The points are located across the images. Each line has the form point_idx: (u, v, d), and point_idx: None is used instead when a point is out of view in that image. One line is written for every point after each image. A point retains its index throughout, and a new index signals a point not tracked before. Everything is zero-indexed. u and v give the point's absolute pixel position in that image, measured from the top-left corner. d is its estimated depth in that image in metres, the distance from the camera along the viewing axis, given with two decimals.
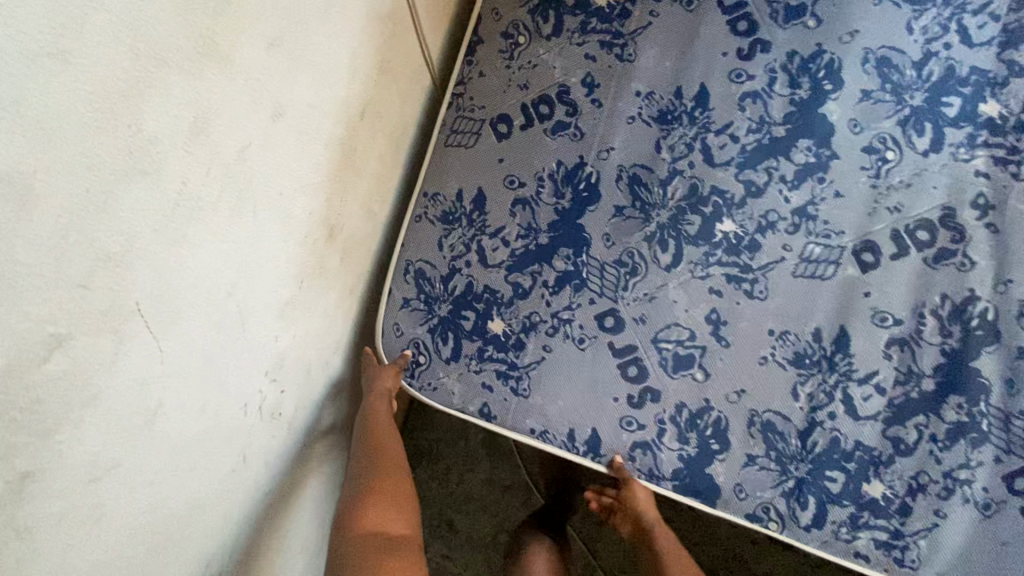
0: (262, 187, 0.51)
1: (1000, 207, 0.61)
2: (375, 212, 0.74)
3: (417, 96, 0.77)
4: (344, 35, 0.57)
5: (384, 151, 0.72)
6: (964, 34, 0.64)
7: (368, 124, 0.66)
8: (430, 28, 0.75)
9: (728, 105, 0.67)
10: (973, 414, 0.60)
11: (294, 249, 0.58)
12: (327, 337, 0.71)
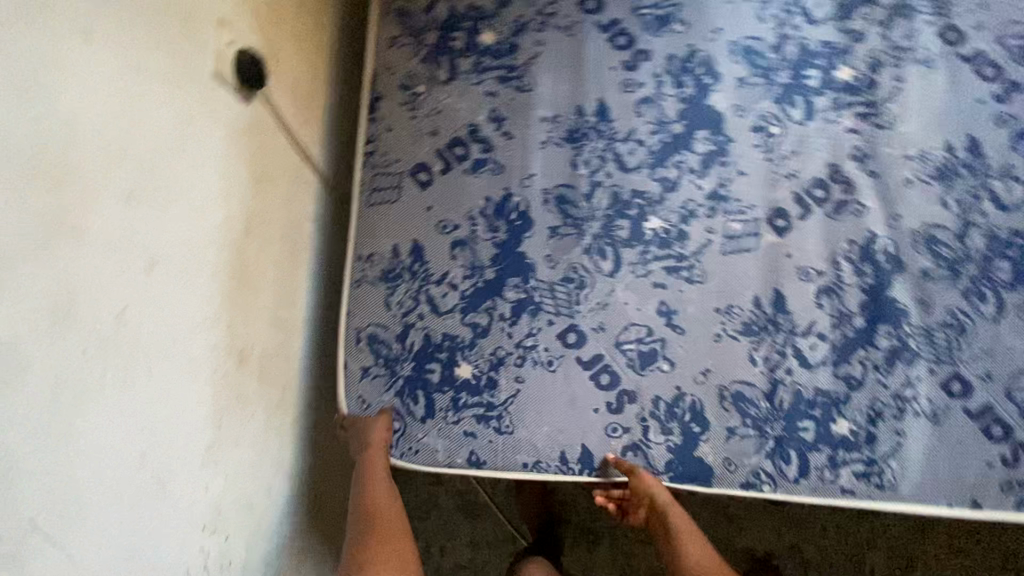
0: (153, 344, 0.49)
1: (874, 154, 0.70)
2: (291, 318, 0.71)
3: (311, 184, 0.75)
4: (212, 162, 0.55)
5: (286, 252, 0.70)
6: (806, 15, 0.73)
7: (263, 234, 0.65)
8: (311, 107, 0.73)
9: (628, 114, 0.73)
10: (900, 337, 0.68)
11: (205, 389, 0.56)
12: (267, 458, 0.67)
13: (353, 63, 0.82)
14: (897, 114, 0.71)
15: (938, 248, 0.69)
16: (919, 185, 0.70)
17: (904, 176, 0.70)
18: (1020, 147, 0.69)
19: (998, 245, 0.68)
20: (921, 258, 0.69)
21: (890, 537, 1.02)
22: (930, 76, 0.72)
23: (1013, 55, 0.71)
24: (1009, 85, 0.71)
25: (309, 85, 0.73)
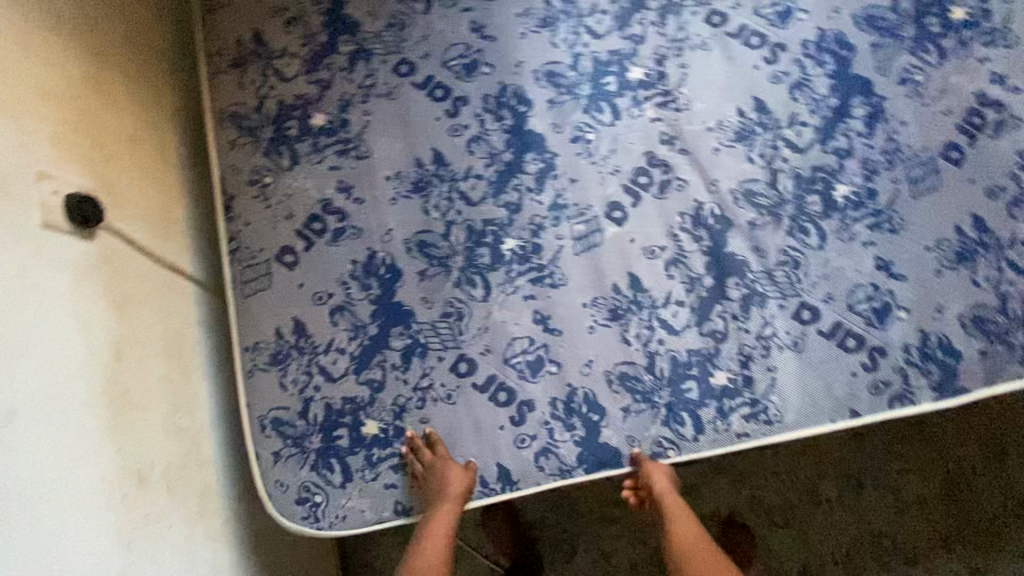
0: (25, 491, 0.51)
1: (680, 134, 0.79)
2: (193, 420, 0.73)
3: (187, 290, 0.78)
4: (58, 303, 0.58)
5: (172, 362, 0.72)
6: (591, 31, 0.82)
7: (137, 353, 0.67)
8: (166, 222, 0.77)
9: (462, 153, 0.79)
10: (747, 284, 0.75)
11: (100, 518, 0.57)
12: (197, 564, 0.68)
13: (206, 173, 0.86)
14: (690, 96, 0.80)
15: (757, 199, 0.77)
16: (726, 150, 0.78)
17: (711, 145, 0.79)
18: (798, 95, 0.79)
19: (805, 182, 0.77)
20: (745, 211, 0.77)
21: (834, 462, 1.10)
22: (709, 55, 0.81)
23: (771, 20, 0.82)
24: (774, 46, 0.81)
25: (159, 203, 0.77)
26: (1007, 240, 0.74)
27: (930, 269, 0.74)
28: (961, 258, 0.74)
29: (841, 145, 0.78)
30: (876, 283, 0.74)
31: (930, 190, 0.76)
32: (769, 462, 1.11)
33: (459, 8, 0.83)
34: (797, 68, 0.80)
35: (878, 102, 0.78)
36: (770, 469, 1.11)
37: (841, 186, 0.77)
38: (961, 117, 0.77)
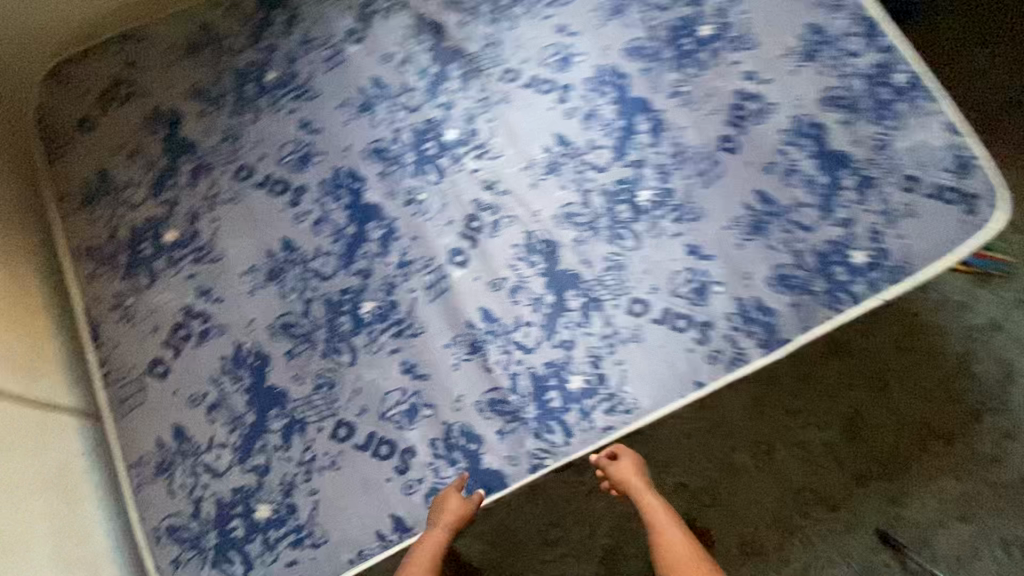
0: None
1: (500, 178, 0.90)
2: (79, 545, 0.78)
3: (63, 424, 0.84)
4: None
5: (52, 495, 0.77)
6: (405, 107, 0.93)
7: (10, 495, 0.71)
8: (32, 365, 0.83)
9: (308, 236, 0.86)
10: (584, 293, 0.85)
11: None
12: None
13: (67, 309, 0.93)
14: (502, 144, 0.92)
15: (575, 219, 0.88)
16: (542, 183, 0.90)
17: (529, 181, 0.90)
18: (591, 125, 0.92)
19: (612, 196, 0.89)
20: (569, 230, 0.88)
21: (741, 434, 1.17)
22: (511, 107, 0.93)
23: (555, 68, 0.95)
24: (562, 88, 0.94)
25: (22, 349, 0.82)
26: (788, 206, 0.86)
27: (732, 245, 0.85)
28: (756, 230, 0.85)
29: (634, 158, 0.90)
30: (689, 267, 0.85)
31: (716, 178, 0.88)
32: (682, 449, 1.17)
33: (284, 111, 0.93)
34: (585, 103, 0.93)
35: (657, 116, 0.91)
36: (686, 456, 1.17)
37: (643, 192, 0.89)
38: (728, 114, 0.90)
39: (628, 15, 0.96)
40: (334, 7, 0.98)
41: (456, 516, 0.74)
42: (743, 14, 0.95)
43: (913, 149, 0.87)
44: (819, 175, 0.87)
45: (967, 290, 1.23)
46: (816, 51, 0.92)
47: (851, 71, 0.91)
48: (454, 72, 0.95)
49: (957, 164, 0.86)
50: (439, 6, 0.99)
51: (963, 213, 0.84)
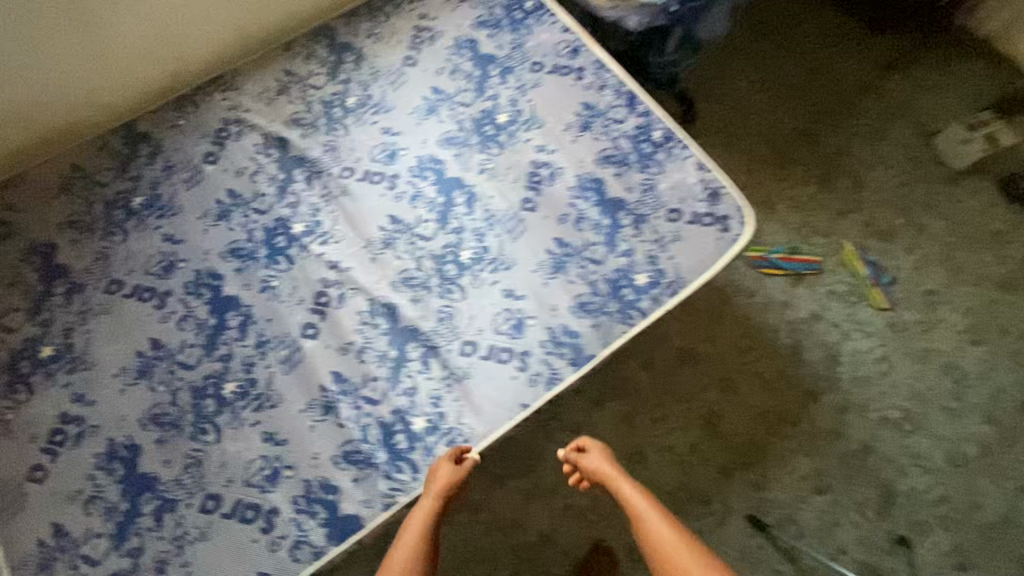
0: None
1: (341, 257, 1.05)
2: None
3: None
4: None
5: None
6: (257, 210, 1.09)
7: None
8: None
9: (173, 333, 0.99)
10: (422, 344, 0.97)
11: None
12: None
13: None
14: (341, 229, 1.07)
15: (409, 282, 1.02)
16: (380, 256, 1.05)
17: (367, 256, 1.05)
18: (416, 203, 1.09)
19: (440, 258, 1.04)
20: (404, 292, 1.01)
21: (616, 449, 1.30)
22: (349, 196, 1.10)
23: (384, 161, 1.13)
24: (390, 176, 1.11)
25: None
26: (581, 246, 1.04)
27: (540, 284, 1.01)
28: (557, 269, 1.02)
29: (455, 225, 1.07)
30: (508, 308, 0.99)
31: (522, 233, 1.06)
32: (566, 472, 1.28)
33: (150, 228, 1.07)
34: (410, 185, 1.10)
35: (470, 189, 1.10)
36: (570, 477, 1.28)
37: (464, 251, 1.04)
38: (526, 180, 1.10)
39: (439, 112, 1.17)
40: (192, 136, 1.16)
41: (448, 482, 0.85)
42: (530, 102, 1.18)
43: (673, 187, 1.09)
44: (602, 219, 1.07)
45: (787, 289, 1.44)
46: (589, 122, 1.15)
47: (618, 134, 1.14)
48: (298, 175, 1.12)
49: (710, 194, 1.08)
50: (283, 124, 1.17)
51: (718, 231, 1.05)
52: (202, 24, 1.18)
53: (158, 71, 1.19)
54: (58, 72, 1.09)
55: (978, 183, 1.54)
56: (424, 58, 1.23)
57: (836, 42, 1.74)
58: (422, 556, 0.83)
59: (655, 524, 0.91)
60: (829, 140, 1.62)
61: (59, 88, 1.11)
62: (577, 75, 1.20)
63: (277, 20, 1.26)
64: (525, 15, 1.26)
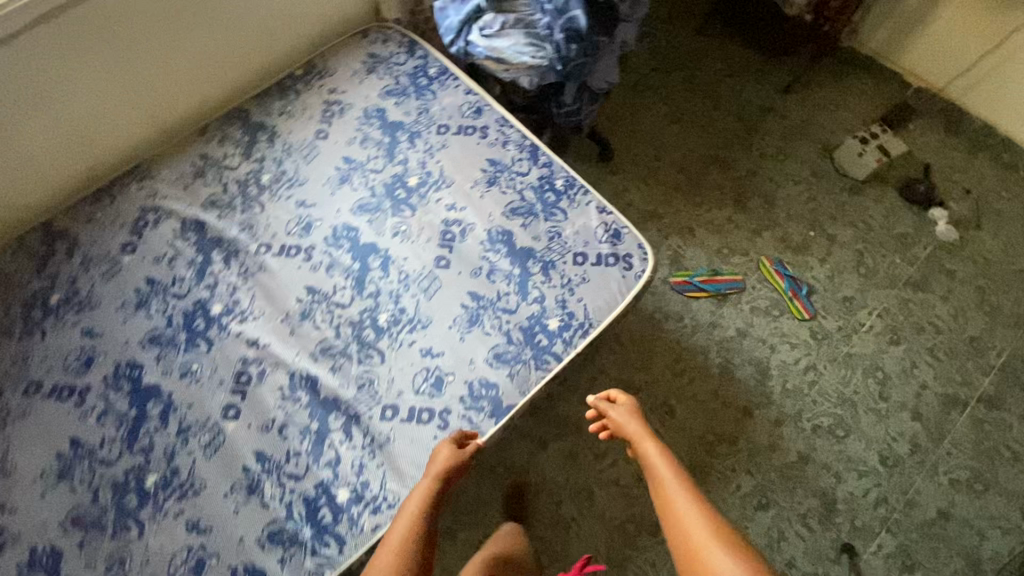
0: None
1: (261, 333, 1.06)
2: None
3: None
4: None
5: None
6: (176, 295, 1.11)
7: None
8: None
9: (94, 429, 0.99)
10: (344, 413, 0.99)
11: None
12: None
13: None
14: (260, 305, 1.09)
15: (328, 351, 1.04)
16: (299, 329, 1.07)
17: (287, 330, 1.07)
18: (333, 271, 1.12)
19: (357, 324, 1.06)
20: (324, 362, 1.04)
21: (563, 487, 1.31)
22: (267, 272, 1.13)
23: (299, 233, 1.16)
24: (306, 248, 1.14)
25: None
26: (494, 298, 1.08)
27: (457, 339, 1.04)
28: (472, 322, 1.05)
29: (371, 289, 1.09)
30: (426, 367, 1.02)
31: (436, 291, 1.09)
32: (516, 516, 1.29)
33: (68, 325, 1.08)
34: (326, 255, 1.13)
35: (385, 253, 1.13)
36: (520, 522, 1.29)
37: (381, 314, 1.07)
38: (438, 238, 1.15)
39: (352, 180, 1.22)
40: (109, 227, 1.18)
41: (454, 457, 0.90)
42: (438, 163, 1.23)
43: (577, 231, 1.15)
44: (513, 269, 1.11)
45: (713, 310, 1.49)
46: (495, 177, 1.21)
47: (522, 186, 1.20)
48: (216, 256, 1.15)
49: (611, 234, 1.14)
50: (200, 207, 1.20)
51: (622, 270, 1.11)
52: (114, 118, 1.23)
53: (74, 167, 1.22)
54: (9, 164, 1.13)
55: (878, 190, 1.65)
56: (335, 130, 1.28)
57: (735, 72, 1.86)
58: (424, 518, 0.84)
59: (675, 491, 0.83)
60: (739, 162, 1.71)
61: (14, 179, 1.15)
62: (481, 134, 1.27)
63: (194, 100, 1.32)
64: (429, 81, 1.34)
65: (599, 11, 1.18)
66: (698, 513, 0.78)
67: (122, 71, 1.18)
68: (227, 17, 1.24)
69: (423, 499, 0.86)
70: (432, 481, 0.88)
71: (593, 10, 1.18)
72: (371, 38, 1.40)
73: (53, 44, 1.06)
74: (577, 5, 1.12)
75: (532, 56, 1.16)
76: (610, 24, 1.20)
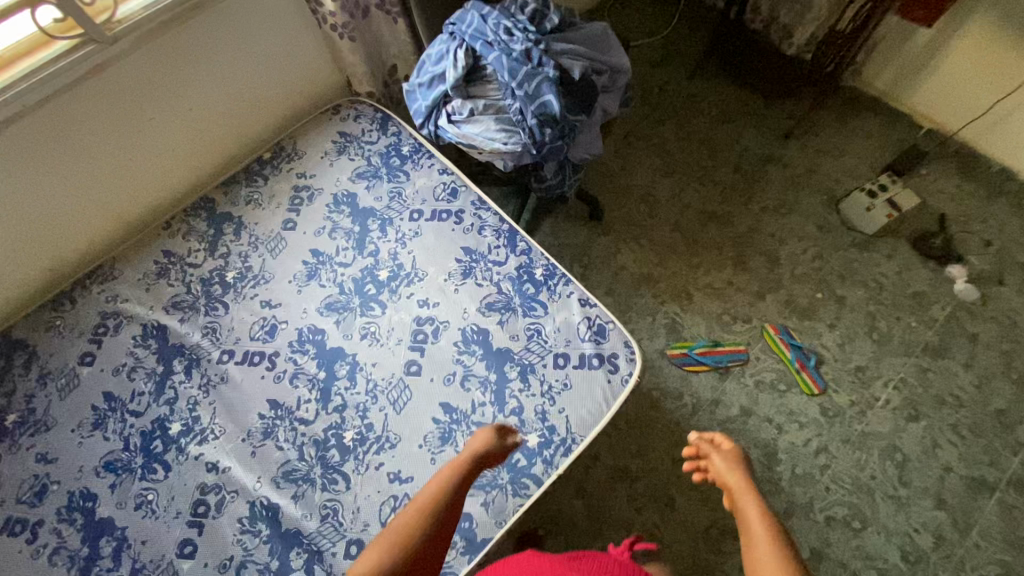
0: None
1: (221, 455, 1.00)
2: None
3: None
4: None
5: None
6: (135, 412, 1.05)
7: None
8: None
9: (45, 569, 0.93)
10: (306, 548, 0.92)
11: None
12: None
13: None
14: (221, 422, 1.03)
15: (291, 476, 0.98)
16: (261, 450, 1.00)
17: (248, 451, 1.00)
18: (297, 382, 1.05)
19: (322, 444, 1.00)
20: (287, 489, 0.97)
21: None
22: (229, 384, 1.06)
23: (263, 338, 1.10)
24: (270, 356, 1.08)
25: None
26: (468, 410, 1.00)
27: (427, 460, 0.96)
28: (443, 441, 0.98)
29: (337, 403, 1.02)
30: (394, 494, 0.94)
31: (406, 403, 1.02)
32: None
33: (23, 448, 1.02)
34: (291, 363, 1.07)
35: (352, 359, 1.06)
36: None
37: (348, 432, 1.00)
38: (408, 341, 1.07)
39: (319, 276, 1.15)
40: (69, 336, 1.12)
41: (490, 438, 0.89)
42: (410, 253, 1.16)
43: (559, 328, 1.06)
44: (489, 375, 1.03)
45: (715, 386, 1.40)
46: (470, 269, 1.13)
47: (499, 277, 1.12)
48: (177, 365, 1.09)
49: (595, 331, 1.05)
50: (162, 309, 1.14)
51: (607, 373, 1.02)
52: (77, 222, 1.17)
53: (35, 270, 1.16)
54: None
55: (890, 245, 1.53)
56: (303, 219, 1.22)
57: (731, 119, 1.77)
58: (445, 495, 0.83)
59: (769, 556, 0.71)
60: (739, 219, 1.60)
61: None
62: (456, 219, 1.19)
63: (164, 185, 1.26)
64: (402, 161, 1.27)
65: (575, 88, 1.11)
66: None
67: (78, 177, 1.11)
68: (187, 107, 1.18)
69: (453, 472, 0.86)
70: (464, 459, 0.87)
71: (567, 88, 1.11)
72: (343, 115, 1.34)
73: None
74: (549, 88, 1.04)
75: (504, 143, 1.08)
76: (586, 100, 1.12)
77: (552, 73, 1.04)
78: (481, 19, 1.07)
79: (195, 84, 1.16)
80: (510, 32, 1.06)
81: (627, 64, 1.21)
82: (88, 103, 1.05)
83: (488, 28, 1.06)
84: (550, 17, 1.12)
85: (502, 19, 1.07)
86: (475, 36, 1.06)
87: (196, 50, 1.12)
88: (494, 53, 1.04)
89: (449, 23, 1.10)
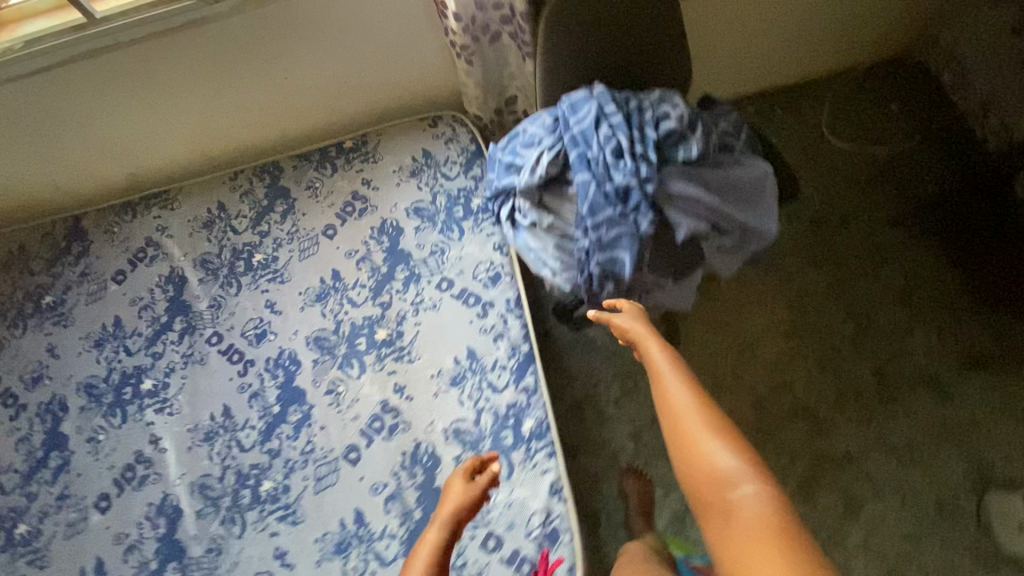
0: None
1: (165, 434, 1.03)
2: None
3: None
4: None
5: None
6: (127, 349, 1.10)
7: None
8: None
9: (8, 451, 1.05)
10: (181, 569, 0.94)
11: None
12: None
13: None
14: (180, 402, 1.05)
15: (204, 492, 0.98)
16: (195, 449, 1.01)
17: (187, 443, 1.02)
18: (253, 403, 1.03)
19: (241, 478, 0.98)
20: (196, 501, 0.98)
21: None
22: (203, 368, 1.07)
23: (250, 340, 1.08)
24: (246, 362, 1.06)
25: None
26: (375, 533, 0.91)
27: (313, 559, 0.91)
28: (338, 550, 0.91)
29: (273, 446, 0.99)
30: (270, 572, 0.91)
31: (328, 487, 0.95)
32: None
33: (41, 334, 1.13)
34: (258, 380, 1.04)
35: (307, 410, 1.00)
36: None
37: (266, 482, 0.97)
38: (364, 423, 0.98)
39: (326, 303, 1.08)
40: (116, 248, 1.19)
41: (467, 492, 0.79)
42: (416, 326, 1.04)
43: (510, 505, 0.90)
44: (414, 509, 0.92)
45: None
46: (462, 377, 0.99)
47: (484, 406, 0.96)
48: (176, 324, 1.11)
49: (546, 534, 0.88)
50: (192, 262, 1.16)
51: None
52: (160, 152, 1.20)
53: (117, 179, 1.24)
54: (61, 168, 1.18)
55: None
56: (344, 232, 1.14)
57: (912, 302, 1.33)
58: None
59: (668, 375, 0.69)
60: (839, 435, 1.25)
61: (67, 178, 1.21)
62: (480, 312, 1.03)
63: (247, 143, 1.23)
64: (465, 216, 1.11)
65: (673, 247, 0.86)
66: (690, 406, 0.64)
67: (163, 111, 1.12)
68: (283, 79, 1.12)
69: (434, 548, 0.75)
70: (443, 530, 0.76)
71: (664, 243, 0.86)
72: (438, 131, 1.19)
73: (96, 85, 1.04)
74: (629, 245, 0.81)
75: (552, 274, 0.88)
76: (680, 264, 0.87)
77: (644, 230, 0.80)
78: (594, 119, 0.83)
79: (292, 57, 1.09)
80: (619, 151, 0.82)
81: (772, 229, 0.90)
82: (183, 52, 1.03)
83: (596, 136, 0.83)
84: (689, 143, 0.84)
85: (620, 130, 0.82)
86: (576, 140, 0.83)
87: (301, 28, 1.04)
88: (586, 173, 0.82)
89: (561, 103, 0.87)
